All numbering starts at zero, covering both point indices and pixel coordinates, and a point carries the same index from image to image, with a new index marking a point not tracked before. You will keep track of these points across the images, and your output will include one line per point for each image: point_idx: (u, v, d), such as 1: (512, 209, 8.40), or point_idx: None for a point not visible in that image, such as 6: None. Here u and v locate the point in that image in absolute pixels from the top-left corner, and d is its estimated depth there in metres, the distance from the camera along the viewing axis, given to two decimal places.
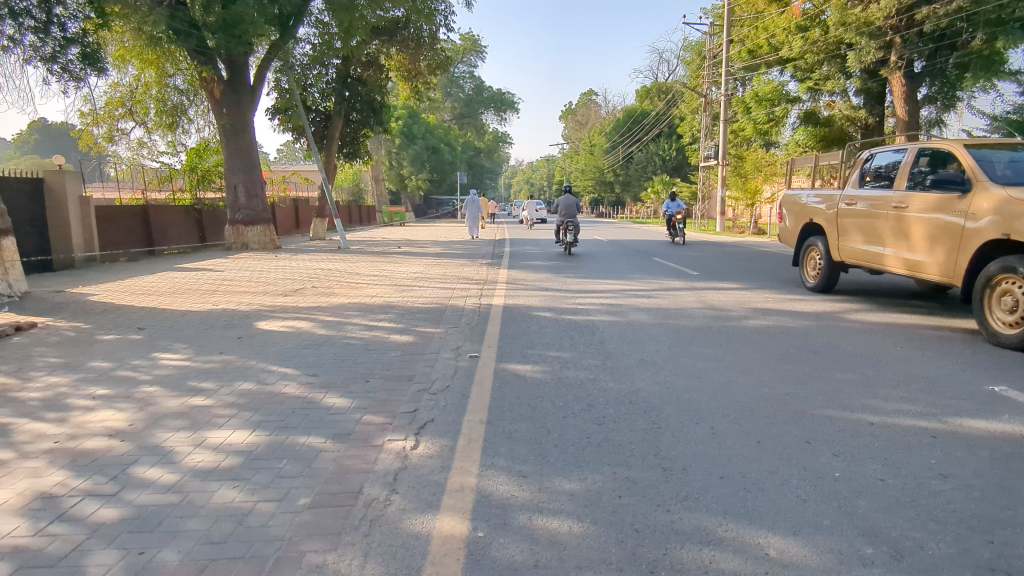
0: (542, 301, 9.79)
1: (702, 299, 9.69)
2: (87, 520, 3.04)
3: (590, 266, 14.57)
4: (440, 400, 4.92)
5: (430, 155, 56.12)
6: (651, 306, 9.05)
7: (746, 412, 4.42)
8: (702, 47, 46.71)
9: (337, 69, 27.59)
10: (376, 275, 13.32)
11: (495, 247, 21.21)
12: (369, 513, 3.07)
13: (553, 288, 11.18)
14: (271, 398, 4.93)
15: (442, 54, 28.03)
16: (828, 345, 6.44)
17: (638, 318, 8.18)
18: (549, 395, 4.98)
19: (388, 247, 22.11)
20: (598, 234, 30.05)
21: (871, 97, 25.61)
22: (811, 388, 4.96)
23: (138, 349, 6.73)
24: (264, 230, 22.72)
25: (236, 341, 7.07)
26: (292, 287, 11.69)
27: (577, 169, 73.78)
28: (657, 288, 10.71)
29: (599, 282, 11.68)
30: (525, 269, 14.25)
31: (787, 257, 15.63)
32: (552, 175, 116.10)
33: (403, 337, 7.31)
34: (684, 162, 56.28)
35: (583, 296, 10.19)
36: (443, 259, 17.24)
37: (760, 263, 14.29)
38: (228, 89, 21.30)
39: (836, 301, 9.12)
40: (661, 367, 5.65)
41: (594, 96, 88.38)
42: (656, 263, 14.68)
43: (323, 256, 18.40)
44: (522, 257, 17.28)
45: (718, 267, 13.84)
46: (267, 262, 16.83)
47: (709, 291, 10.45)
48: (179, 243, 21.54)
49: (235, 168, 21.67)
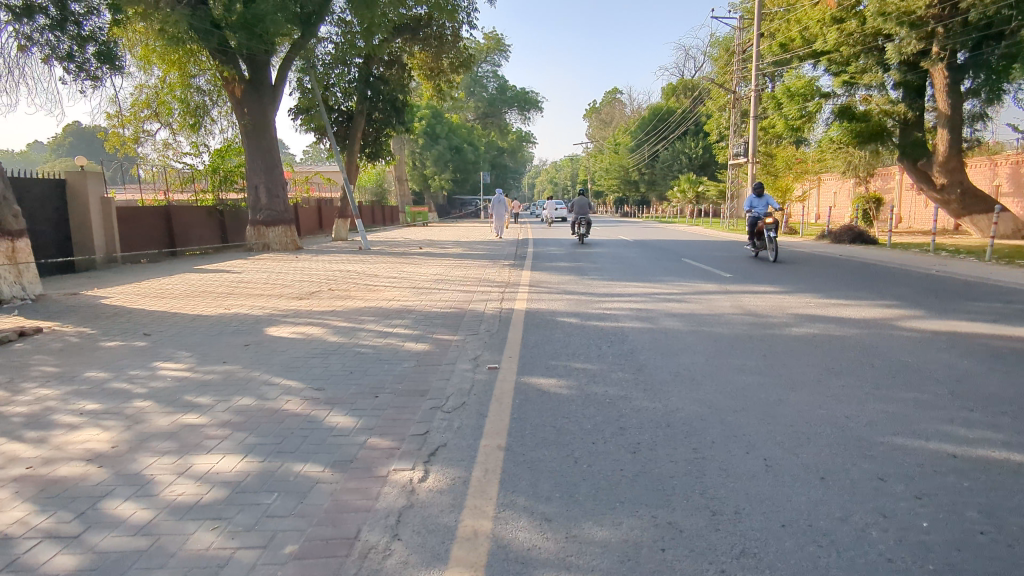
0: (567, 305, 9.25)
1: (738, 303, 9.07)
2: (40, 570, 2.62)
3: (617, 268, 13.97)
4: (455, 419, 4.44)
5: (454, 155, 55.78)
6: (685, 312, 8.45)
7: (804, 439, 3.85)
8: (731, 42, 45.62)
9: (359, 68, 27.33)
10: (395, 277, 12.91)
11: (517, 248, 20.72)
12: (364, 568, 2.60)
13: (579, 291, 10.64)
14: (269, 417, 4.49)
15: (464, 52, 27.56)
16: (885, 357, 5.82)
17: (672, 325, 7.60)
18: (576, 415, 4.46)
19: (409, 247, 21.75)
20: (623, 233, 29.40)
21: (910, 91, 24.52)
22: (875, 409, 4.37)
23: (140, 357, 6.37)
24: (285, 231, 22.51)
25: (243, 349, 6.68)
26: (308, 290, 11.33)
27: (602, 168, 72.85)
28: (689, 292, 10.10)
29: (627, 285, 11.09)
30: (548, 271, 13.71)
31: (825, 258, 14.86)
32: (576, 174, 115.17)
33: (419, 345, 6.84)
34: (711, 160, 55.10)
35: (611, 300, 9.62)
36: (465, 260, 16.81)
37: (796, 264, 13.56)
38: (249, 88, 21.20)
39: (886, 307, 8.43)
40: (700, 383, 5.09)
41: (619, 94, 87.36)
42: (687, 265, 14.02)
43: (343, 257, 18.11)
44: (545, 258, 16.75)
45: (753, 269, 13.14)
46: (286, 263, 16.54)
47: (745, 295, 9.80)
48: (201, 244, 21.43)
49: (256, 168, 21.49)
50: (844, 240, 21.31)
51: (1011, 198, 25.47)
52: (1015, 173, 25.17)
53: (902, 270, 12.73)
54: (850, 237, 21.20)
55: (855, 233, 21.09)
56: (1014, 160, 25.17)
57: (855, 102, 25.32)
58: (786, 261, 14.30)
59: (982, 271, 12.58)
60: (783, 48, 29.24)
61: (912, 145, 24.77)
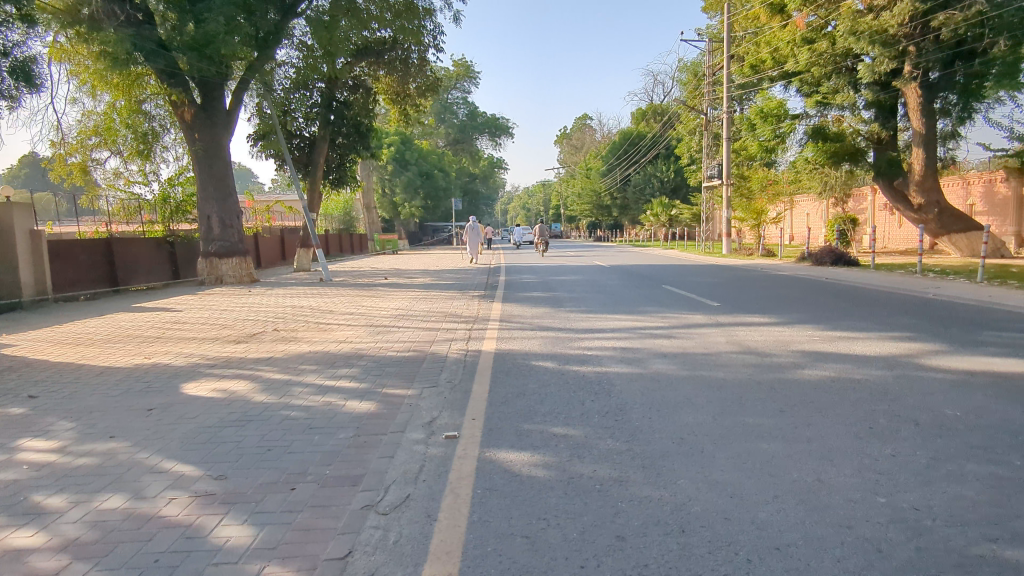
0: (542, 345, 8.12)
1: (735, 339, 8.03)
2: None
3: (595, 297, 12.95)
4: (394, 527, 3.28)
5: (424, 182, 54.86)
6: (677, 352, 7.36)
7: (874, 562, 2.79)
8: (701, 67, 45.94)
9: (321, 92, 26.24)
10: (352, 313, 11.67)
11: (489, 276, 19.63)
12: None
13: (555, 326, 9.55)
14: (135, 531, 3.26)
15: (431, 76, 26.61)
16: (929, 411, 4.78)
17: (665, 370, 6.51)
18: (557, 515, 3.34)
19: (373, 278, 20.52)
20: (600, 257, 28.70)
21: (882, 110, 24.32)
22: (950, 499, 3.32)
23: (7, 430, 5.06)
24: (240, 263, 21.07)
25: (144, 414, 5.40)
26: (250, 331, 10.03)
27: (574, 192, 72.62)
28: (678, 325, 9.09)
29: (608, 318, 10.02)
30: (521, 303, 12.63)
31: (814, 282, 14.04)
32: (549, 199, 115.32)
33: (364, 405, 5.62)
34: (683, 183, 55.09)
35: (591, 337, 8.53)
36: (432, 291, 15.64)
37: (786, 290, 12.68)
38: (200, 113, 19.93)
39: (902, 341, 7.45)
40: (714, 458, 4.02)
41: (588, 121, 87.90)
42: (670, 293, 13.05)
43: (300, 290, 16.77)
44: (518, 287, 15.65)
45: (742, 295, 12.23)
46: (235, 298, 15.14)
47: (740, 328, 8.78)
48: (147, 278, 19.89)
49: (208, 197, 20.14)
50: (825, 261, 20.76)
51: (986, 217, 25.28)
52: (989, 191, 25.10)
53: (898, 294, 11.92)
54: (831, 259, 20.65)
55: (836, 255, 20.57)
56: (987, 179, 25.07)
57: (827, 123, 25.08)
58: (773, 287, 13.41)
59: (979, 293, 11.89)
60: (754, 68, 29.05)
61: (886, 164, 24.56)
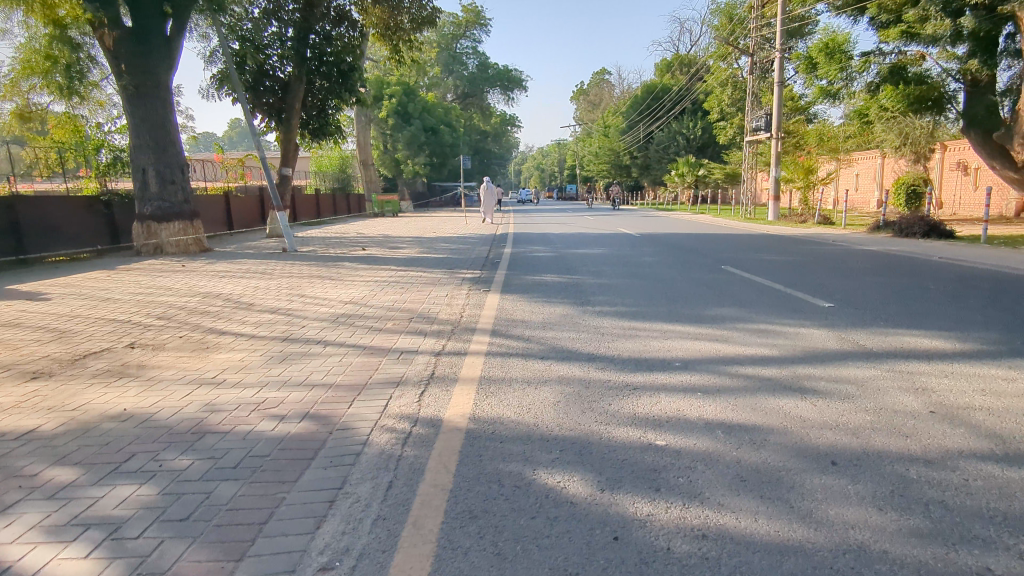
0: (560, 409, 4.18)
1: (945, 405, 4.03)
2: None
3: (634, 286, 8.93)
4: None
5: (429, 138, 50.30)
6: (856, 451, 3.37)
7: None
8: (739, 9, 40.84)
9: (296, 21, 21.66)
10: (271, 313, 7.72)
11: (491, 248, 15.57)
12: None
13: (581, 352, 5.58)
14: None
15: (428, 6, 22.15)
16: None
17: (879, 543, 2.54)
18: None
19: (349, 249, 16.64)
20: (625, 224, 24.35)
21: (978, 45, 18.65)
22: None
23: None
24: (184, 227, 17.17)
25: None
26: (86, 349, 6.19)
27: (591, 151, 67.52)
28: (802, 361, 5.06)
29: (669, 336, 6.03)
30: (527, 294, 8.66)
31: (946, 266, 9.86)
32: (564, 159, 110.33)
33: None
34: (711, 141, 50.24)
35: (651, 388, 4.54)
36: (409, 271, 11.68)
37: (920, 281, 8.58)
38: (129, 39, 15.74)
39: None
40: None
41: (606, 76, 82.26)
42: (750, 283, 8.91)
43: (242, 266, 12.82)
44: (527, 266, 11.65)
45: (863, 289, 8.15)
46: (145, 279, 11.17)
47: (922, 370, 4.76)
48: (72, 246, 16.20)
49: (141, 145, 16.23)
50: (914, 232, 16.48)
51: None
52: None
53: None
54: (922, 229, 16.27)
55: (928, 224, 16.22)
56: None
57: (907, 61, 20.49)
58: (894, 274, 9.30)
59: None
60: None
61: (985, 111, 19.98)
